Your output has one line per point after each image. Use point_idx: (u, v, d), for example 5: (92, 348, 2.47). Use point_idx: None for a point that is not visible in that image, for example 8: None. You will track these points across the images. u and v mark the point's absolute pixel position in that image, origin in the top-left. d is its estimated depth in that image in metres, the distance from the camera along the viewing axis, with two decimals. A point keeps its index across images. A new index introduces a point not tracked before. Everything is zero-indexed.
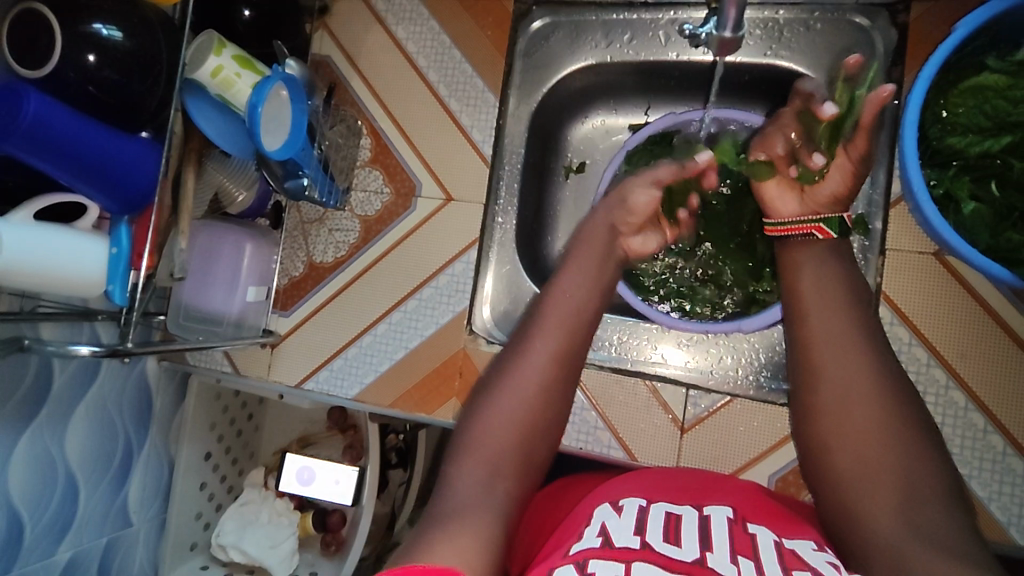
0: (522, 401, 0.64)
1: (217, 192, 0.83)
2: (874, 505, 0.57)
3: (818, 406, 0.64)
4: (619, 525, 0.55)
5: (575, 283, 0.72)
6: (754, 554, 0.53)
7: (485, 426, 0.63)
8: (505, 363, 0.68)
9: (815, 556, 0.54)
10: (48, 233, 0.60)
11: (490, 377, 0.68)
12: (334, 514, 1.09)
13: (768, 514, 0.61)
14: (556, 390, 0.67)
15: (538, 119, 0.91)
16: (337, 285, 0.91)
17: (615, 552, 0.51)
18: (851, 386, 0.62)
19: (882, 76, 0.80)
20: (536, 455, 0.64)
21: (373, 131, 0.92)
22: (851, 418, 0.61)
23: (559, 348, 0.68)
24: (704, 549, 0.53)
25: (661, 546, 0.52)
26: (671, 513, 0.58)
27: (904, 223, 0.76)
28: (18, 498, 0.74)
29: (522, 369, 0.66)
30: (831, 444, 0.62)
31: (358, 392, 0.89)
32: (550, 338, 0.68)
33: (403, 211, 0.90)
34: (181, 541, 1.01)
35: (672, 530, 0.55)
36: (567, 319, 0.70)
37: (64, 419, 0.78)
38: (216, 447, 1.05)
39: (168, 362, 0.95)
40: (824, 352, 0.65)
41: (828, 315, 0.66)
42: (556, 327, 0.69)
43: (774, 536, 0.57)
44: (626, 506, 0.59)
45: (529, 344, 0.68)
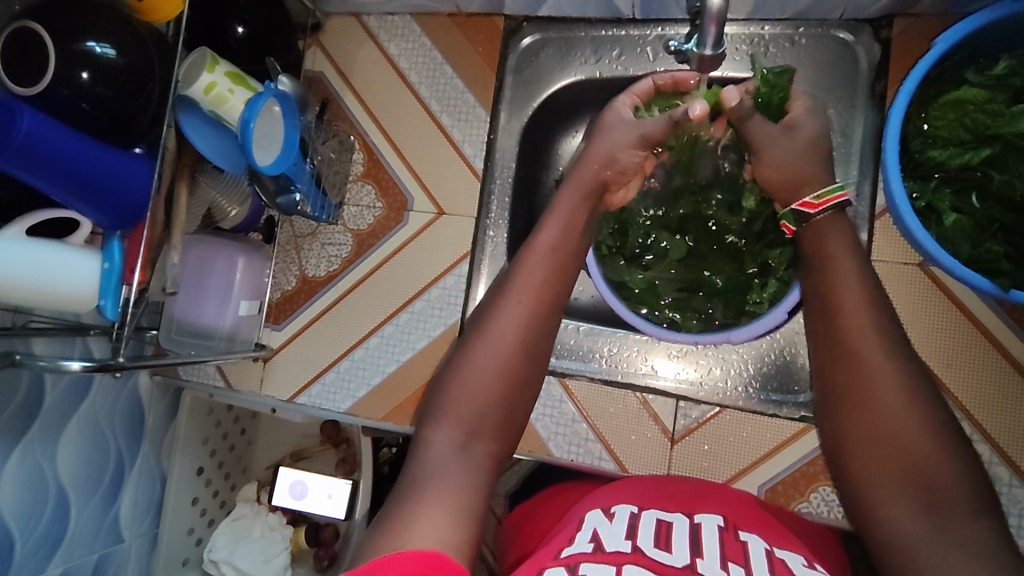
0: (491, 370, 0.64)
1: (209, 207, 0.83)
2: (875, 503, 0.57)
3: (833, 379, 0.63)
4: (610, 531, 0.56)
5: (551, 245, 0.70)
6: (745, 561, 0.53)
7: (465, 397, 0.62)
8: (472, 334, 0.67)
9: (804, 569, 0.54)
10: (41, 248, 0.61)
11: (456, 349, 0.67)
12: (327, 528, 1.08)
13: (759, 523, 0.61)
14: (527, 354, 0.66)
15: (529, 133, 0.92)
16: (329, 299, 0.92)
17: (606, 555, 0.51)
18: (865, 380, 0.60)
19: (866, 90, 0.81)
20: (512, 418, 0.65)
21: (365, 147, 0.93)
22: (868, 396, 0.59)
23: (532, 313, 0.66)
24: (695, 555, 0.53)
25: (652, 551, 0.53)
26: (662, 520, 0.59)
27: (889, 234, 0.77)
28: (9, 513, 0.73)
29: (488, 339, 0.65)
30: (846, 420, 0.61)
31: (350, 405, 0.89)
32: (522, 304, 0.66)
33: (395, 225, 0.91)
34: (173, 557, 1.01)
35: (662, 535, 0.56)
36: (541, 284, 0.68)
37: (55, 434, 0.78)
38: (209, 461, 1.05)
39: (159, 376, 0.95)
40: (839, 334, 0.63)
41: (839, 292, 0.65)
42: (526, 292, 0.67)
43: (765, 545, 0.57)
44: (617, 512, 0.60)
45: (497, 312, 0.66)
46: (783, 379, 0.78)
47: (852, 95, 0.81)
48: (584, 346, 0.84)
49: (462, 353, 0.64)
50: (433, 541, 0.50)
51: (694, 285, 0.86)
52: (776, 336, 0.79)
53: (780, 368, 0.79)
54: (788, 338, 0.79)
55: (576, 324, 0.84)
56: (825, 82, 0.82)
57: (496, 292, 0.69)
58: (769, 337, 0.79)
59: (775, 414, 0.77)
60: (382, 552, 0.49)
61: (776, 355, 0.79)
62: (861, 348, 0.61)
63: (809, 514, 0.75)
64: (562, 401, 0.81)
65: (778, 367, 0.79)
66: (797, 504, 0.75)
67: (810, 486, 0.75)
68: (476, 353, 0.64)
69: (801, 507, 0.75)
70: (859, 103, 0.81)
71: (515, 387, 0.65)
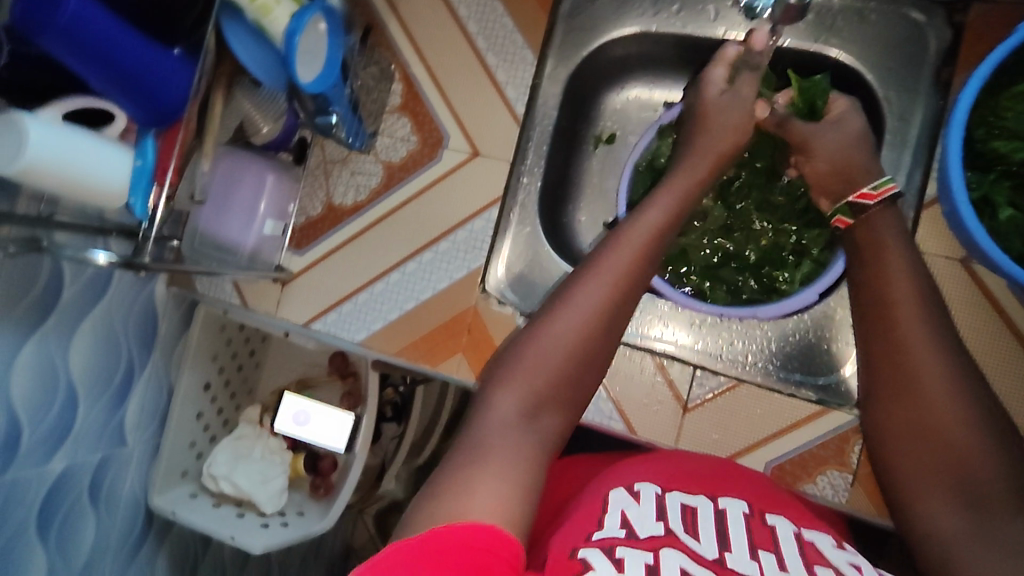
0: (556, 353, 0.61)
1: (243, 120, 0.81)
2: (925, 469, 0.58)
3: (876, 370, 0.61)
4: (640, 514, 0.54)
5: (648, 221, 0.67)
6: (774, 547, 0.52)
7: (544, 353, 0.61)
8: (543, 314, 0.64)
9: (835, 551, 0.54)
10: (74, 136, 0.59)
11: (522, 331, 0.64)
12: (325, 458, 1.10)
13: (778, 504, 0.61)
14: (607, 330, 0.63)
15: (573, 83, 0.91)
16: (355, 229, 0.90)
17: (640, 541, 0.50)
18: (926, 359, 0.58)
19: (931, 75, 0.78)
20: (580, 393, 0.62)
21: (405, 77, 0.90)
22: (916, 383, 0.58)
23: (609, 296, 0.63)
24: (724, 548, 0.52)
25: (684, 535, 0.52)
26: (688, 504, 0.57)
27: (936, 225, 0.75)
28: (19, 401, 0.73)
29: (574, 301, 0.63)
30: (891, 406, 0.60)
31: (365, 336, 0.89)
32: (601, 285, 0.63)
33: (428, 161, 0.89)
34: (173, 467, 1.01)
35: (690, 519, 0.54)
36: (627, 265, 0.64)
37: (70, 328, 0.78)
38: (216, 377, 1.06)
39: (176, 288, 0.96)
40: (880, 319, 0.61)
41: (884, 274, 0.63)
42: (607, 276, 0.64)
43: (795, 528, 0.57)
44: (642, 492, 0.58)
45: (583, 283, 0.64)
46: (805, 359, 0.77)
47: (915, 79, 0.79)
48: None
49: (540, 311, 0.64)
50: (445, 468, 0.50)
51: (726, 255, 0.85)
52: (805, 317, 0.78)
53: (804, 350, 0.77)
54: (816, 321, 0.77)
55: None
56: (888, 63, 0.80)
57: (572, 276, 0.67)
58: (797, 317, 0.78)
59: (792, 394, 0.76)
60: (435, 522, 0.48)
61: (801, 336, 0.78)
62: (912, 340, 0.59)
63: (815, 496, 0.74)
64: None
65: (801, 348, 0.78)
66: (803, 485, 0.74)
67: (818, 468, 0.74)
68: (558, 323, 0.62)
69: (807, 489, 0.74)
70: (922, 89, 0.79)
71: (576, 373, 0.61)
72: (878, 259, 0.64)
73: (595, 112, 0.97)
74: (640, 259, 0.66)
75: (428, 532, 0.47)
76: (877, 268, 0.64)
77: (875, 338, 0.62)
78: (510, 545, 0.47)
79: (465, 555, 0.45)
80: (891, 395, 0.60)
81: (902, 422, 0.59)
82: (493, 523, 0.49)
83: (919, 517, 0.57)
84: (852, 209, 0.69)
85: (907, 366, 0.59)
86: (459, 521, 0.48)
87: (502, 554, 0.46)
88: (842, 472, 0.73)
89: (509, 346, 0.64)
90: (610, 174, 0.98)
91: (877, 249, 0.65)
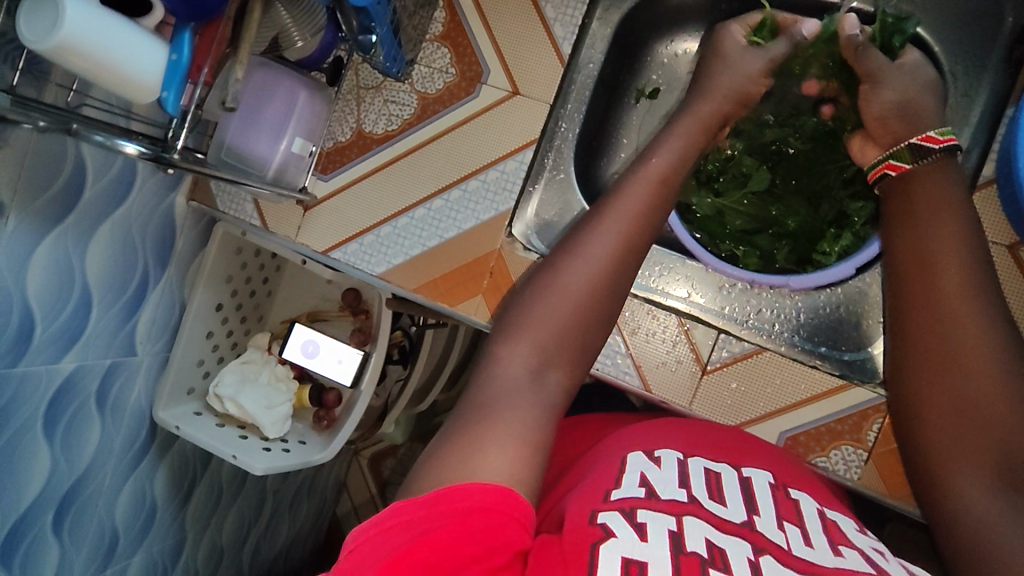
0: (574, 295, 0.57)
1: (278, 34, 0.76)
2: (957, 444, 0.53)
3: (909, 336, 0.57)
4: (661, 478, 0.51)
5: (654, 170, 0.64)
6: (800, 521, 0.49)
7: (548, 307, 0.57)
8: (557, 257, 0.61)
9: (858, 535, 0.51)
10: (112, 22, 0.56)
11: (537, 272, 0.61)
12: (330, 391, 1.09)
13: (800, 480, 0.59)
14: (614, 282, 0.59)
15: (623, 30, 0.87)
16: (382, 158, 0.88)
17: (663, 504, 0.47)
18: (966, 324, 0.54)
19: (1003, 52, 0.74)
20: (587, 343, 0.58)
21: (449, 5, 0.86)
22: (954, 350, 0.54)
23: (621, 246, 0.60)
24: (750, 512, 0.49)
25: (708, 502, 0.49)
26: (710, 470, 0.54)
27: (990, 207, 0.71)
28: (32, 295, 0.72)
29: (581, 250, 0.59)
30: (921, 375, 0.56)
31: (384, 270, 0.87)
32: (609, 234, 0.60)
33: (465, 96, 0.86)
34: (180, 385, 1.01)
35: (714, 485, 0.51)
36: (638, 211, 0.61)
37: (88, 230, 0.77)
38: (229, 300, 1.05)
39: (196, 204, 0.94)
40: (920, 281, 0.57)
41: (924, 237, 0.58)
42: (622, 219, 0.61)
43: (815, 504, 0.54)
44: (663, 457, 0.54)
45: (591, 233, 0.60)
46: (833, 333, 0.76)
47: (986, 54, 0.75)
48: None
49: (550, 257, 0.61)
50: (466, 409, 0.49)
51: (763, 222, 0.82)
52: (836, 290, 0.76)
53: (832, 324, 0.76)
54: (848, 295, 0.75)
55: None
56: (958, 35, 0.76)
57: (586, 218, 0.63)
58: (829, 290, 0.76)
59: (816, 365, 0.75)
60: (441, 483, 0.46)
61: (832, 309, 0.76)
62: (955, 305, 0.55)
63: (824, 469, 0.73)
64: None
65: (830, 321, 0.76)
66: (814, 457, 0.73)
67: (832, 442, 0.72)
68: (566, 270, 0.59)
69: (818, 461, 0.73)
70: (990, 65, 0.75)
71: (594, 317, 0.58)
72: (918, 220, 0.59)
73: (641, 64, 0.94)
74: (653, 205, 0.62)
75: (443, 490, 0.45)
76: (919, 228, 0.59)
77: (911, 309, 0.57)
78: (523, 509, 0.45)
79: (479, 519, 0.44)
80: (923, 361, 0.56)
81: (932, 391, 0.55)
82: (505, 485, 0.46)
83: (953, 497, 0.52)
84: (915, 154, 0.63)
85: (941, 332, 0.55)
86: (474, 481, 0.46)
87: (517, 518, 0.45)
88: (856, 448, 0.72)
89: (513, 292, 0.62)
90: (650, 130, 0.94)
91: (911, 211, 0.60)
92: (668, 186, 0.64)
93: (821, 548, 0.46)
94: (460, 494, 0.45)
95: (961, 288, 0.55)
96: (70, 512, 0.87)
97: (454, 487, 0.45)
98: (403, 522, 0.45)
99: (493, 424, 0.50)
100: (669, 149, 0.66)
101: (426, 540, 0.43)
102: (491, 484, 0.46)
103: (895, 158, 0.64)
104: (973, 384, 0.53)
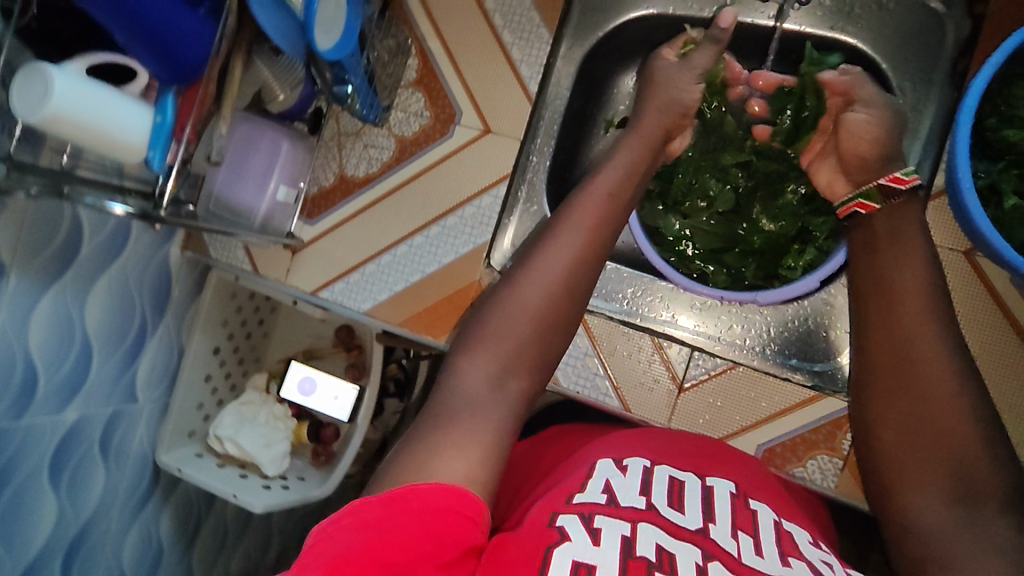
0: (530, 305, 0.61)
1: (261, 88, 0.81)
2: (914, 463, 0.57)
3: (874, 361, 0.61)
4: (624, 484, 0.54)
5: (600, 189, 0.67)
6: (754, 531, 0.52)
7: (506, 324, 0.60)
8: (513, 272, 0.64)
9: (810, 548, 0.53)
10: (100, 93, 0.61)
11: (494, 289, 0.64)
12: (327, 428, 1.13)
13: (762, 489, 0.61)
14: (568, 301, 0.63)
15: (588, 65, 0.91)
16: (364, 202, 0.92)
17: (620, 510, 0.50)
18: (927, 350, 0.58)
19: (947, 65, 0.78)
20: (547, 354, 0.62)
21: (421, 53, 0.91)
22: (916, 373, 0.58)
23: (573, 261, 0.63)
24: (707, 520, 0.52)
25: (666, 509, 0.51)
26: (674, 477, 0.57)
27: (944, 216, 0.75)
28: (35, 350, 0.76)
29: (536, 266, 0.63)
30: (882, 400, 0.60)
31: (370, 306, 0.90)
32: (565, 248, 0.63)
33: (440, 137, 0.90)
34: (181, 427, 1.04)
35: (675, 493, 0.54)
36: (588, 228, 0.65)
37: (86, 284, 0.81)
38: (226, 342, 1.08)
39: (190, 253, 0.98)
40: (887, 309, 0.61)
41: (888, 268, 0.63)
42: (580, 239, 0.64)
43: (773, 515, 0.56)
44: (630, 465, 0.57)
45: (544, 248, 0.64)
46: (803, 346, 0.78)
47: (931, 69, 0.78)
48: (609, 284, 0.83)
49: (506, 275, 0.64)
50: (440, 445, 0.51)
51: (731, 241, 0.85)
52: (803, 303, 0.78)
53: (802, 336, 0.78)
54: (815, 307, 0.78)
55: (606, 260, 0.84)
56: (904, 52, 0.79)
57: (541, 232, 0.67)
58: (796, 303, 0.78)
59: (787, 378, 0.77)
60: (398, 482, 0.49)
61: (800, 322, 0.78)
62: (916, 333, 0.59)
63: (801, 478, 0.75)
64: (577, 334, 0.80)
65: (800, 334, 0.78)
66: (791, 467, 0.75)
67: (808, 452, 0.75)
68: (521, 284, 0.62)
69: (796, 471, 0.75)
70: (937, 79, 0.78)
71: (553, 323, 0.62)
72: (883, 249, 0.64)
73: (607, 96, 0.98)
74: (601, 223, 0.65)
75: (399, 489, 0.48)
76: (887, 257, 0.63)
77: (875, 333, 0.61)
78: (474, 502, 0.49)
79: (433, 517, 0.47)
80: (886, 386, 0.60)
81: (891, 414, 0.59)
82: (458, 483, 0.50)
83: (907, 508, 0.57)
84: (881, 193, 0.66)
85: (904, 357, 0.59)
86: (435, 480, 0.49)
87: (470, 516, 0.48)
88: (831, 456, 0.74)
89: (471, 312, 0.64)
90: None
91: (874, 241, 0.65)
92: (616, 204, 0.67)
93: (770, 559, 0.49)
94: (411, 493, 0.48)
95: (924, 316, 0.60)
96: (78, 557, 0.90)
97: (408, 486, 0.48)
98: (361, 520, 0.47)
99: (466, 449, 0.52)
100: (628, 177, 0.69)
101: (381, 538, 0.46)
102: (444, 483, 0.49)
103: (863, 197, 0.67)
104: (931, 407, 0.57)
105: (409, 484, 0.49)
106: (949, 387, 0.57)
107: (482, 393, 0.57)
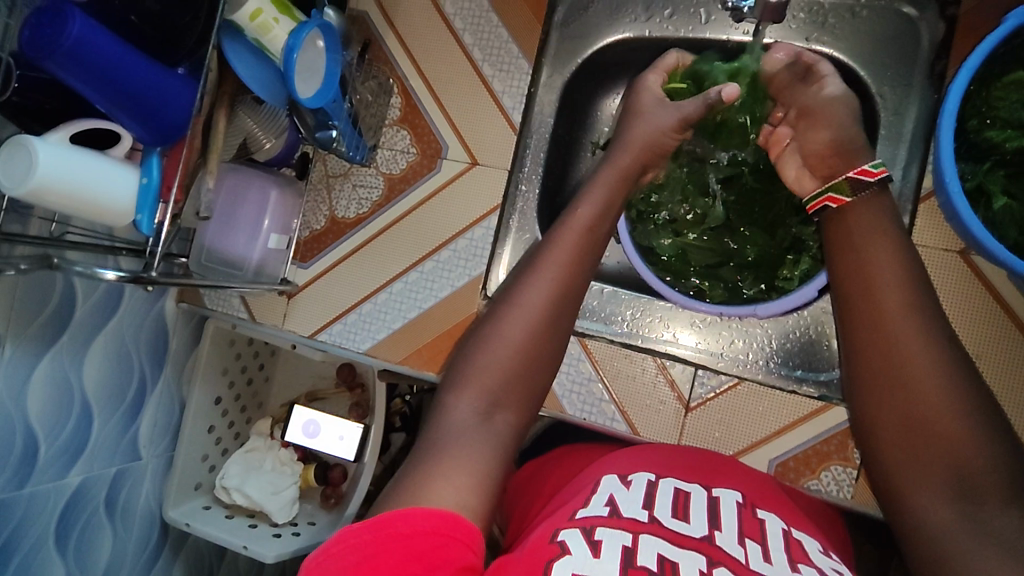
0: (521, 345, 0.60)
1: (245, 137, 0.80)
2: (913, 465, 0.55)
3: (860, 364, 0.59)
4: (627, 497, 0.53)
5: (581, 220, 0.66)
6: (761, 538, 0.51)
7: (500, 362, 0.60)
8: (496, 307, 0.63)
9: (820, 555, 0.52)
10: (84, 158, 0.61)
11: (478, 325, 0.64)
12: (335, 469, 1.10)
13: (774, 503, 0.60)
14: (550, 334, 0.62)
15: (570, 91, 0.91)
16: (355, 242, 0.92)
17: (622, 521, 0.50)
18: (913, 348, 0.56)
19: (925, 67, 0.79)
20: (536, 387, 0.61)
21: (403, 90, 0.91)
22: (908, 373, 0.56)
23: (554, 292, 0.62)
24: (713, 527, 0.51)
25: (670, 521, 0.51)
26: (680, 490, 0.56)
27: (933, 218, 0.76)
28: (35, 418, 0.75)
29: (518, 302, 0.62)
30: (874, 403, 0.58)
31: (370, 346, 0.90)
32: (543, 281, 0.62)
33: (428, 172, 0.90)
34: (187, 480, 1.03)
35: (680, 505, 0.53)
36: (569, 257, 0.64)
37: (82, 345, 0.80)
38: (227, 391, 1.08)
39: (186, 305, 0.98)
40: (867, 310, 0.59)
41: (867, 265, 0.60)
42: (555, 265, 0.63)
43: (782, 524, 0.55)
44: (635, 480, 0.57)
45: (525, 282, 0.63)
46: (807, 357, 0.77)
47: (910, 72, 0.79)
48: (607, 307, 0.83)
49: (490, 313, 0.63)
50: (450, 494, 0.51)
51: (724, 256, 0.86)
52: (802, 313, 0.77)
53: (805, 346, 0.77)
54: (815, 316, 0.77)
55: (601, 285, 0.83)
56: (882, 58, 0.80)
57: (523, 266, 0.66)
58: (795, 314, 0.78)
59: (794, 390, 0.77)
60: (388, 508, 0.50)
61: (802, 332, 0.77)
62: (898, 330, 0.57)
63: (817, 491, 0.75)
64: (580, 359, 0.81)
65: (802, 345, 0.77)
66: (806, 481, 0.75)
67: (821, 464, 0.75)
68: (505, 321, 0.61)
69: (810, 485, 0.75)
70: (917, 82, 0.79)
71: (540, 357, 0.61)
72: (856, 248, 0.61)
73: (591, 118, 0.97)
74: (580, 253, 0.65)
75: (385, 515, 0.49)
76: (867, 257, 0.61)
77: (858, 332, 0.59)
78: (464, 526, 0.49)
79: (423, 540, 0.47)
80: (875, 389, 0.58)
81: (886, 415, 0.57)
82: (452, 510, 0.50)
83: (912, 514, 0.55)
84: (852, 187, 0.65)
85: (892, 356, 0.57)
86: (421, 506, 0.49)
87: (461, 538, 0.48)
88: (846, 467, 0.74)
89: (459, 346, 0.64)
90: None
91: (847, 239, 0.63)
92: (594, 234, 0.66)
93: (779, 564, 0.48)
94: (396, 520, 0.48)
95: (908, 313, 0.57)
96: None
97: (391, 513, 0.48)
98: (349, 544, 0.47)
99: (475, 491, 0.52)
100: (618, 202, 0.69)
101: (365, 567, 0.46)
102: (437, 508, 0.49)
103: (834, 191, 0.66)
104: (925, 408, 0.55)
105: (398, 509, 0.49)
106: (942, 384, 0.54)
107: (491, 436, 0.57)
